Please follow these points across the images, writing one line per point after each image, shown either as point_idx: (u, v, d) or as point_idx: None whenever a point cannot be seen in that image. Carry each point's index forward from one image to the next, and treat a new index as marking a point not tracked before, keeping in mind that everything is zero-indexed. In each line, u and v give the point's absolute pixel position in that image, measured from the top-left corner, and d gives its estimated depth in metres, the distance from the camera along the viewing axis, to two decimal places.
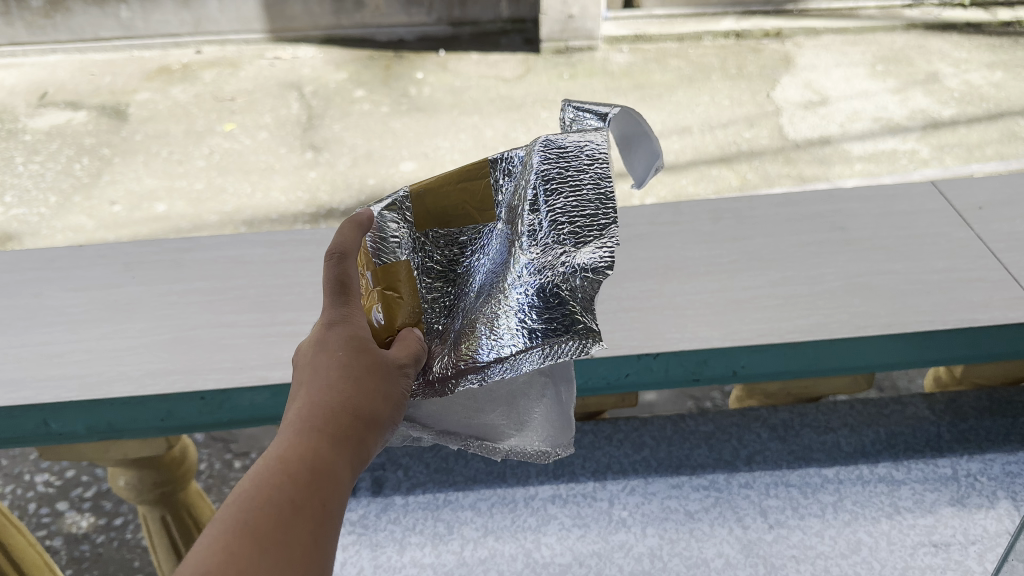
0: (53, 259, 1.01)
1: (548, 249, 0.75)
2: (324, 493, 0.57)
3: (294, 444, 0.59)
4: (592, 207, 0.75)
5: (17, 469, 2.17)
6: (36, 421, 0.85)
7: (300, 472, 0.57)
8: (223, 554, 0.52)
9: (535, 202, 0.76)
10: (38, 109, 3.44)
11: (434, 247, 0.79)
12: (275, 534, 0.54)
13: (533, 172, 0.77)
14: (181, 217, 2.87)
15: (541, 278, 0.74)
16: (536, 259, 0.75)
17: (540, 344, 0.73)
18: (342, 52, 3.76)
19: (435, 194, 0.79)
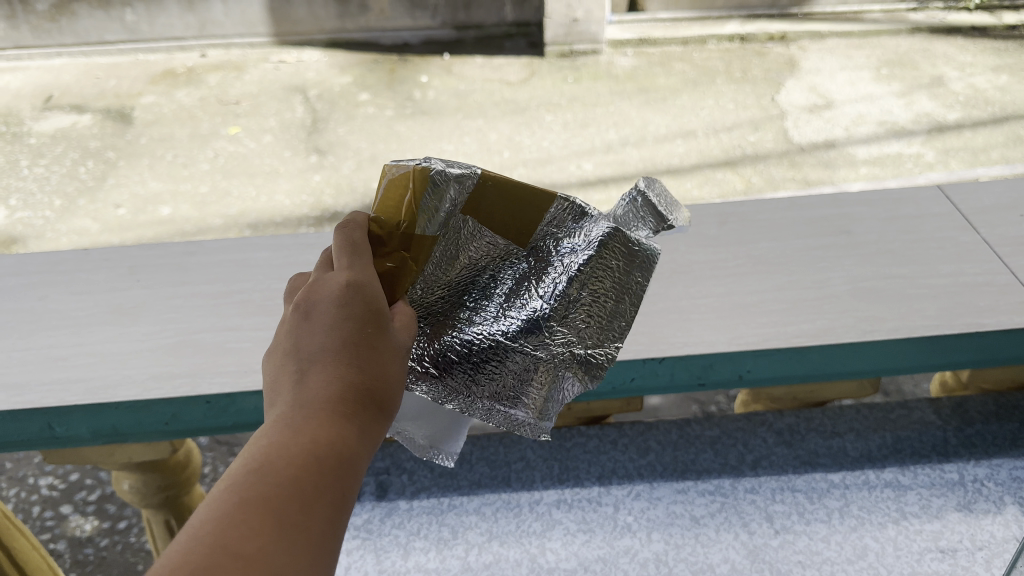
0: (59, 263, 1.01)
1: (558, 333, 0.76)
2: (347, 479, 0.54)
3: (321, 422, 0.55)
4: (614, 313, 0.76)
5: (21, 472, 2.18)
6: (40, 425, 0.85)
7: (326, 452, 0.54)
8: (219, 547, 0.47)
9: (570, 281, 0.76)
10: (43, 112, 3.45)
11: (459, 237, 0.77)
12: (299, 515, 0.50)
13: (586, 252, 0.77)
14: (186, 220, 2.88)
15: (540, 354, 0.76)
16: (541, 334, 0.76)
17: (501, 404, 0.76)
18: (346, 55, 3.77)
19: (495, 191, 0.76)
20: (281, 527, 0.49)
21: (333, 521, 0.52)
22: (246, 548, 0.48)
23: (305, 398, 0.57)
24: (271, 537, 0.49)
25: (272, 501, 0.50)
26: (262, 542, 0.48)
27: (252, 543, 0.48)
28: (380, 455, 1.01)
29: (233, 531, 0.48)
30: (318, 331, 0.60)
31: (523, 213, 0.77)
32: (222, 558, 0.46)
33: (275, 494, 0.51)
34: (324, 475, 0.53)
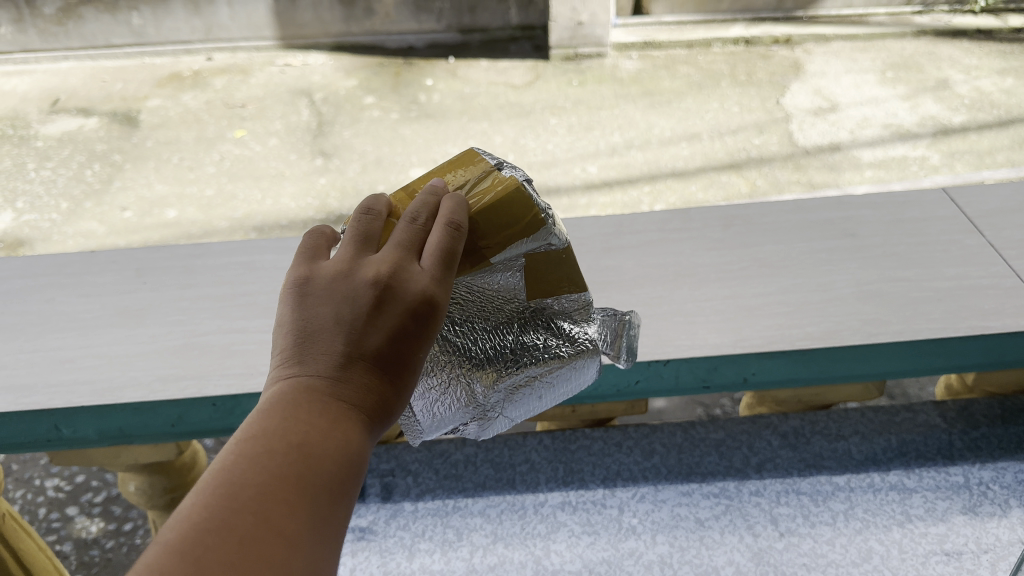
0: (66, 265, 1.02)
1: (497, 390, 0.73)
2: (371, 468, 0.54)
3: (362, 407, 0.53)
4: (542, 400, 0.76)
5: (28, 474, 2.19)
6: (47, 426, 0.85)
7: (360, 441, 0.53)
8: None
9: (537, 359, 0.74)
10: (50, 115, 3.46)
11: (502, 267, 0.71)
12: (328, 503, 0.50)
13: (571, 346, 0.75)
14: (192, 223, 2.88)
15: (473, 395, 0.72)
16: (485, 383, 0.72)
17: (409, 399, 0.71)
18: (352, 59, 3.78)
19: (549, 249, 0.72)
20: (313, 514, 0.49)
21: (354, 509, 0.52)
22: (281, 531, 0.48)
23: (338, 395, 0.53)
24: (303, 524, 0.49)
25: (306, 485, 0.50)
26: (295, 527, 0.48)
27: (286, 527, 0.48)
28: (385, 458, 1.02)
29: (269, 512, 0.48)
30: (384, 324, 0.55)
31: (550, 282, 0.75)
32: (258, 539, 0.47)
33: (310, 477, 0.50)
34: (356, 465, 0.52)
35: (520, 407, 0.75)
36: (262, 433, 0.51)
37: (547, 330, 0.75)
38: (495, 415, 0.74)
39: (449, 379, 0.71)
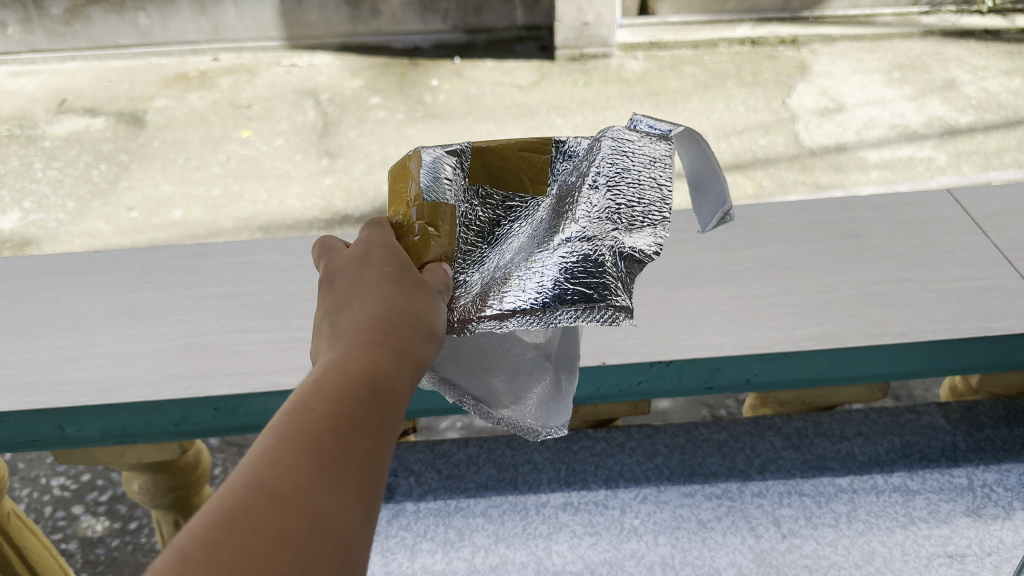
0: (71, 265, 1.02)
1: (598, 223, 0.77)
2: (385, 416, 0.49)
3: (351, 359, 0.51)
4: (645, 201, 0.78)
5: (34, 473, 2.19)
6: (51, 425, 0.85)
7: (361, 386, 0.50)
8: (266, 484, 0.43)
9: (596, 182, 0.78)
10: (57, 116, 3.47)
11: (476, 198, 0.82)
12: (338, 452, 0.46)
13: (600, 156, 0.80)
14: (198, 223, 2.89)
15: (587, 247, 0.75)
16: (582, 227, 0.76)
17: (570, 304, 0.72)
18: (358, 59, 3.78)
19: (495, 154, 0.83)
20: (321, 463, 0.45)
21: (374, 461, 0.47)
22: (282, 488, 0.43)
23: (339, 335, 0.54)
24: (310, 475, 0.44)
25: (308, 440, 0.46)
26: (300, 481, 0.43)
27: (289, 483, 0.43)
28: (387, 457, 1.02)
29: (269, 473, 0.43)
30: (348, 284, 0.60)
31: (528, 169, 0.84)
32: (258, 502, 0.42)
33: (311, 430, 0.46)
34: (362, 410, 0.49)
35: (641, 225, 0.77)
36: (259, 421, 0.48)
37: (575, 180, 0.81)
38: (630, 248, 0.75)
39: (575, 271, 0.73)
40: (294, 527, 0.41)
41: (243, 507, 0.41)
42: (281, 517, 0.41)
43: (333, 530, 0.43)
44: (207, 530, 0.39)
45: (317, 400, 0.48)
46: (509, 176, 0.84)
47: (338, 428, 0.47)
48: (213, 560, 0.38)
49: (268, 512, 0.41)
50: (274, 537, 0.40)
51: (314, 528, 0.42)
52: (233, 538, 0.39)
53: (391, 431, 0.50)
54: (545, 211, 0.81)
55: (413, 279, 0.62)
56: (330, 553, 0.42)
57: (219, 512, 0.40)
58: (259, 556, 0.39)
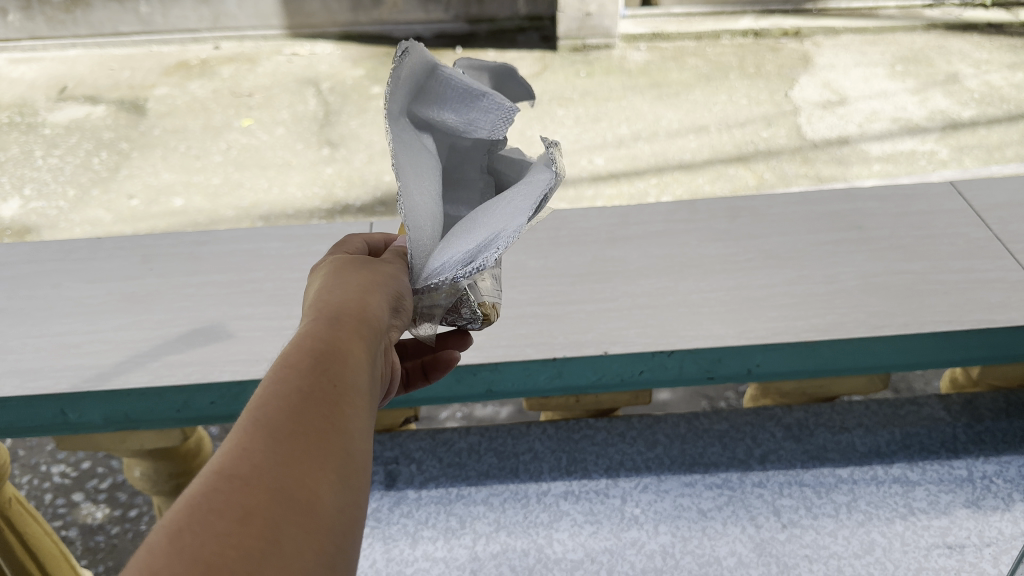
0: (73, 250, 1.02)
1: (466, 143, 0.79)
2: (337, 382, 0.48)
3: (295, 340, 0.51)
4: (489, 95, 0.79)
5: (34, 460, 2.20)
6: (54, 410, 0.86)
7: (304, 361, 0.49)
8: (238, 452, 0.43)
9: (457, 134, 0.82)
10: (57, 103, 3.47)
11: None
12: (293, 425, 0.45)
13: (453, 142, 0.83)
14: (198, 212, 2.89)
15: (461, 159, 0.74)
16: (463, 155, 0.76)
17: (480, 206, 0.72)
18: (360, 48, 3.77)
19: None
20: (277, 439, 0.44)
21: (334, 427, 0.46)
22: (240, 468, 0.42)
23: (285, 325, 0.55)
24: (268, 452, 0.43)
25: (260, 421, 0.45)
26: (257, 460, 0.42)
27: (246, 464, 0.42)
28: (390, 446, 1.02)
29: (225, 459, 0.42)
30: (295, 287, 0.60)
31: None
32: (216, 486, 0.41)
33: (263, 413, 0.45)
34: (312, 383, 0.48)
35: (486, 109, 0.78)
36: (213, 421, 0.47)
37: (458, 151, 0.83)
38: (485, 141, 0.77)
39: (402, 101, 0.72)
40: (255, 502, 0.40)
41: (201, 494, 0.40)
42: (241, 495, 0.41)
43: (298, 501, 0.42)
44: (167, 524, 0.39)
45: (266, 387, 0.47)
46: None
47: (289, 403, 0.46)
48: (173, 548, 0.37)
49: (229, 494, 0.40)
50: (234, 515, 0.40)
51: (277, 501, 0.41)
52: (192, 524, 0.39)
53: (348, 394, 0.48)
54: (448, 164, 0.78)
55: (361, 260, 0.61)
56: (297, 523, 0.41)
57: (178, 504, 0.40)
58: (221, 536, 0.39)
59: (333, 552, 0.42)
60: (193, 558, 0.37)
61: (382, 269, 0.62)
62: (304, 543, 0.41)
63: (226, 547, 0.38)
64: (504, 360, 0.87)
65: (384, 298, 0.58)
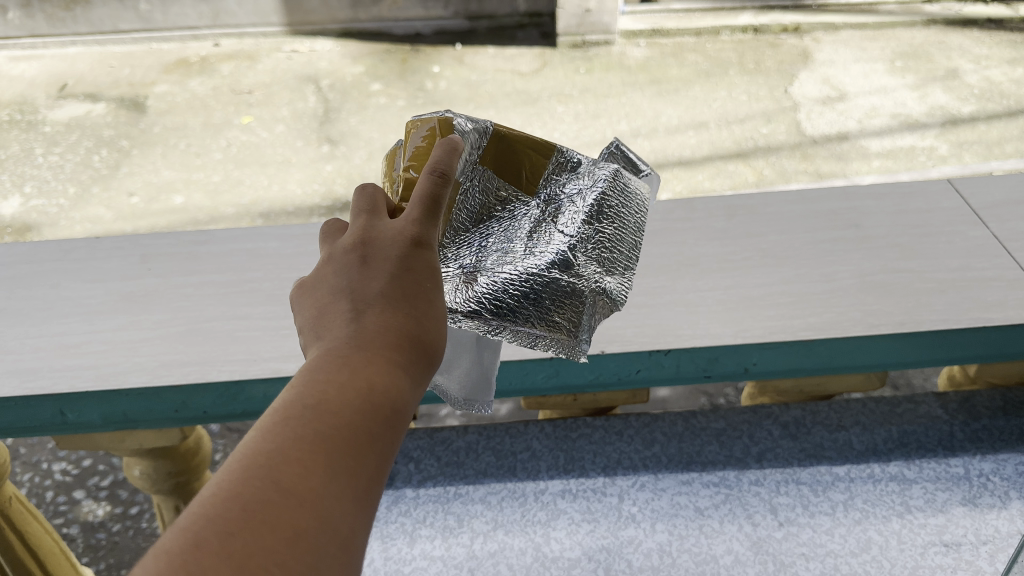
0: (71, 251, 1.03)
1: (577, 255, 0.84)
2: (397, 428, 0.50)
3: (371, 365, 0.52)
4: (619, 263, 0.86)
5: (35, 458, 2.21)
6: (52, 410, 0.86)
7: (381, 395, 0.50)
8: (299, 466, 0.44)
9: (586, 219, 0.85)
10: (58, 101, 3.47)
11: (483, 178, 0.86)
12: (352, 458, 0.46)
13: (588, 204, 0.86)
14: (198, 209, 2.89)
15: (539, 285, 0.80)
16: (544, 266, 0.81)
17: (496, 319, 0.79)
18: (359, 45, 3.77)
19: (504, 143, 0.87)
20: (335, 467, 0.45)
21: (382, 471, 0.48)
22: (296, 484, 0.44)
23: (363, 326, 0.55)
24: (324, 476, 0.45)
25: (323, 441, 0.46)
26: (313, 481, 0.44)
27: (302, 482, 0.44)
28: None
29: (283, 467, 0.44)
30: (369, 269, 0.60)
31: (525, 167, 0.88)
32: (271, 497, 0.42)
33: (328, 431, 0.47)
34: (377, 422, 0.49)
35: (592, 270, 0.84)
36: (275, 406, 0.48)
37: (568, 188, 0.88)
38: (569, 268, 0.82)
39: (548, 294, 0.80)
40: (302, 525, 0.42)
41: (256, 502, 0.42)
42: (291, 514, 0.42)
43: (338, 534, 0.44)
44: (219, 519, 0.41)
45: (338, 404, 0.48)
46: (512, 169, 0.88)
47: (353, 434, 0.47)
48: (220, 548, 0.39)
49: (279, 509, 0.42)
50: (280, 533, 0.41)
51: (320, 530, 0.43)
52: (245, 533, 0.41)
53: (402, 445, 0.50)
54: (532, 221, 0.85)
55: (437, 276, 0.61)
56: (334, 557, 0.43)
57: (236, 502, 0.42)
58: (266, 550, 0.41)
59: None
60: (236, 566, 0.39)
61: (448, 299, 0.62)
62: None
63: (266, 565, 0.40)
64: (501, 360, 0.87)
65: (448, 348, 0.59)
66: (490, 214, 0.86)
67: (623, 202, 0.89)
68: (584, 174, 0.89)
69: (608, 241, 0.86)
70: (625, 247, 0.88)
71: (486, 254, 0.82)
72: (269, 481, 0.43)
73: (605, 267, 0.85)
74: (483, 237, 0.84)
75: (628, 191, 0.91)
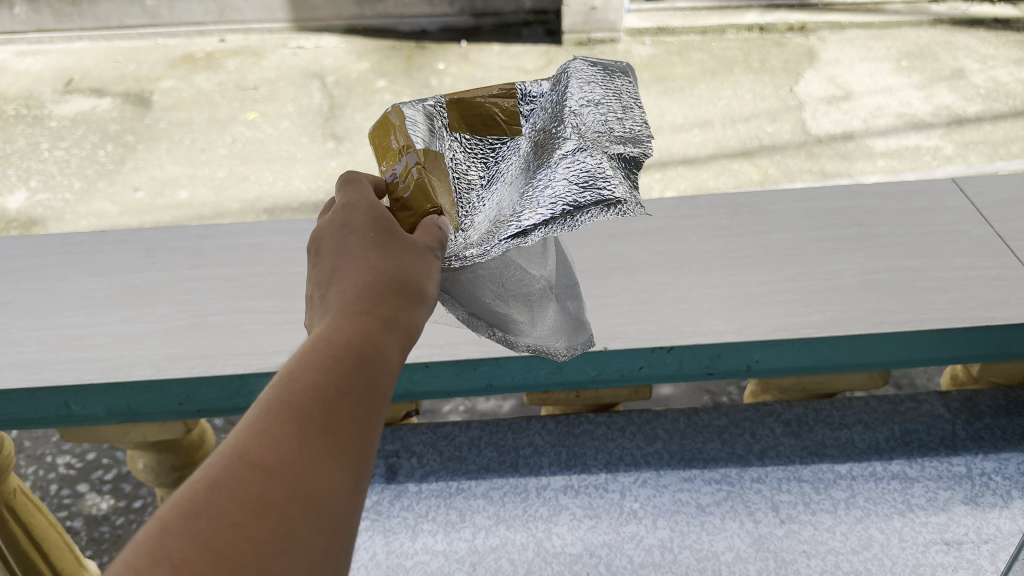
0: (77, 244, 1.03)
1: (584, 140, 0.82)
2: (370, 382, 0.49)
3: (336, 332, 0.51)
4: (628, 130, 0.85)
5: (39, 451, 2.22)
6: (57, 403, 0.86)
7: (347, 359, 0.50)
8: (264, 437, 0.44)
9: (576, 112, 0.84)
10: (63, 95, 3.47)
11: (462, 146, 0.85)
12: (324, 424, 0.46)
13: (571, 97, 0.85)
14: (203, 204, 2.90)
15: (567, 182, 0.79)
16: (561, 167, 0.80)
17: (544, 226, 0.77)
18: (365, 41, 3.77)
19: (465, 106, 0.86)
20: (302, 432, 0.45)
21: (360, 430, 0.47)
22: (263, 456, 0.43)
23: (329, 308, 0.55)
24: (296, 446, 0.44)
25: (291, 412, 0.46)
26: (282, 450, 0.44)
27: (270, 453, 0.43)
28: (390, 438, 1.03)
29: (251, 442, 0.43)
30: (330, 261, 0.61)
31: (499, 116, 0.87)
32: (235, 468, 0.42)
33: (296, 399, 0.46)
34: (345, 382, 0.48)
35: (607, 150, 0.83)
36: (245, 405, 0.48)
37: (547, 106, 0.87)
38: (582, 153, 0.81)
39: (574, 182, 0.79)
40: (271, 490, 0.42)
41: (220, 474, 0.41)
42: (259, 484, 0.42)
43: (318, 501, 0.43)
44: (185, 500, 0.40)
45: (300, 373, 0.48)
46: (486, 120, 0.87)
47: (323, 399, 0.47)
48: (186, 526, 0.38)
49: (250, 481, 0.41)
50: (254, 504, 0.41)
51: (290, 495, 0.42)
52: (213, 505, 0.40)
53: (379, 402, 0.49)
54: (529, 151, 0.85)
55: (398, 245, 0.62)
56: (312, 515, 0.42)
57: (201, 480, 0.41)
58: (238, 523, 0.40)
59: (341, 551, 0.42)
60: (203, 539, 0.38)
61: (421, 263, 0.62)
62: (320, 543, 0.42)
63: (236, 532, 0.39)
64: (504, 355, 0.88)
65: (422, 304, 0.58)
66: (487, 171, 0.86)
67: (602, 84, 0.87)
68: (553, 83, 0.87)
69: (610, 116, 0.85)
70: (630, 116, 0.86)
71: (504, 199, 0.83)
72: (232, 455, 0.42)
73: (615, 140, 0.84)
74: (491, 191, 0.84)
75: (605, 74, 0.88)
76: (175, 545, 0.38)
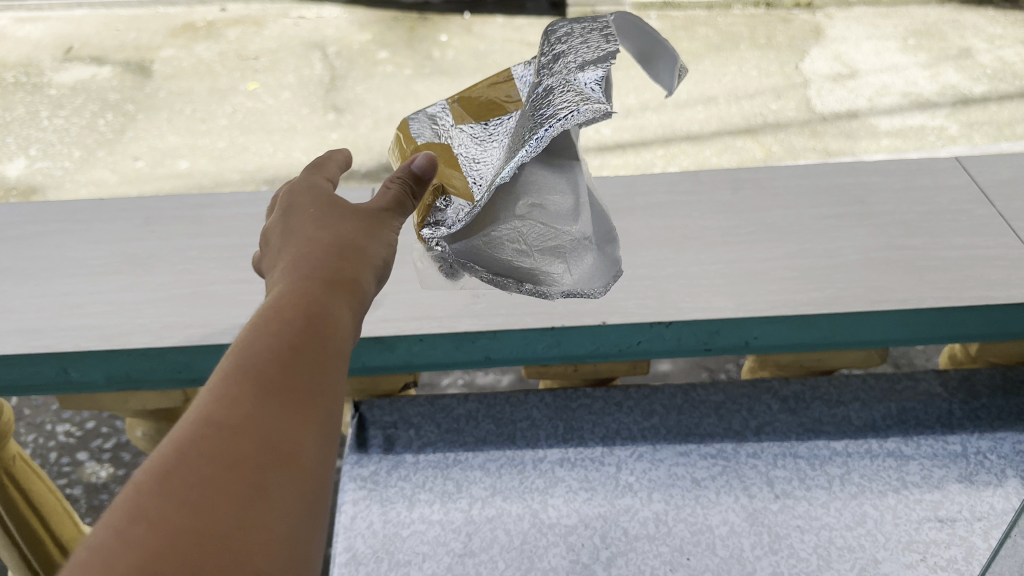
0: (76, 211, 1.02)
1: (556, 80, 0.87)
2: (324, 342, 0.54)
3: (288, 304, 0.56)
4: (595, 57, 0.88)
5: (39, 419, 2.22)
6: (55, 368, 0.86)
7: (297, 321, 0.54)
8: (225, 398, 0.48)
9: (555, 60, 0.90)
10: (61, 62, 3.31)
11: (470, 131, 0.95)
12: (283, 381, 0.50)
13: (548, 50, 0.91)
14: (202, 175, 2.77)
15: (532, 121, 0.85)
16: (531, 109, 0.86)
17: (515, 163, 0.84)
18: (367, 12, 3.73)
19: (470, 101, 0.96)
20: (263, 388, 0.49)
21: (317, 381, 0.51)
22: (229, 417, 0.47)
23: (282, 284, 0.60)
24: (256, 407, 0.48)
25: (250, 373, 0.50)
26: (246, 410, 0.48)
27: (236, 413, 0.47)
28: (388, 409, 1.03)
29: (218, 406, 0.47)
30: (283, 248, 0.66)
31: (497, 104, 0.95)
32: (204, 430, 0.46)
33: (255, 363, 0.50)
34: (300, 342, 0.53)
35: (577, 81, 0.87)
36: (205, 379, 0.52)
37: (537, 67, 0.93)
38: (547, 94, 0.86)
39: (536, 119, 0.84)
40: (243, 447, 0.46)
41: (193, 435, 0.45)
42: (228, 443, 0.46)
43: (283, 450, 0.47)
44: (161, 463, 0.43)
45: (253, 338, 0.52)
46: (490, 106, 0.95)
47: (279, 359, 0.51)
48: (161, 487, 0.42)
49: (221, 441, 0.45)
50: (228, 460, 0.45)
51: (258, 450, 0.46)
52: (187, 459, 0.44)
53: (334, 359, 0.54)
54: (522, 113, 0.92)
55: (343, 222, 0.67)
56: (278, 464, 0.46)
57: (173, 443, 0.45)
58: (212, 478, 0.44)
59: (312, 493, 0.47)
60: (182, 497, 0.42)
61: (366, 234, 0.67)
62: (290, 486, 0.46)
63: (213, 485, 0.43)
64: (503, 328, 0.88)
65: (369, 273, 0.64)
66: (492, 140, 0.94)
67: (580, 33, 0.91)
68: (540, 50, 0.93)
69: (582, 53, 0.89)
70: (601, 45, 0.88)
71: (499, 172, 0.86)
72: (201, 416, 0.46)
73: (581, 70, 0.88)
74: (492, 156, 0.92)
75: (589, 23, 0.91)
76: (156, 503, 0.42)
